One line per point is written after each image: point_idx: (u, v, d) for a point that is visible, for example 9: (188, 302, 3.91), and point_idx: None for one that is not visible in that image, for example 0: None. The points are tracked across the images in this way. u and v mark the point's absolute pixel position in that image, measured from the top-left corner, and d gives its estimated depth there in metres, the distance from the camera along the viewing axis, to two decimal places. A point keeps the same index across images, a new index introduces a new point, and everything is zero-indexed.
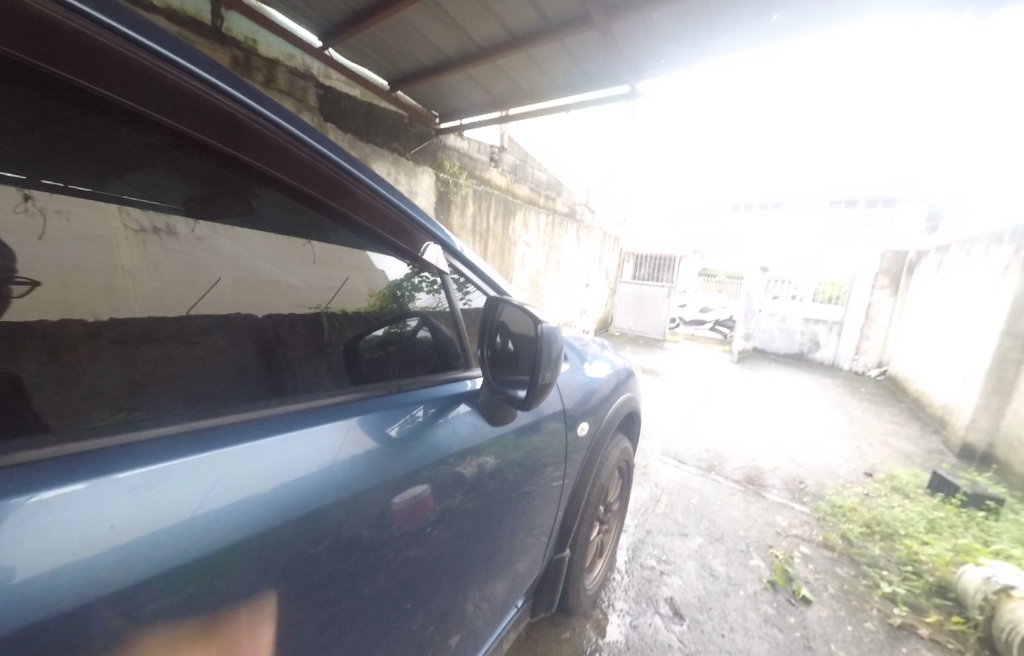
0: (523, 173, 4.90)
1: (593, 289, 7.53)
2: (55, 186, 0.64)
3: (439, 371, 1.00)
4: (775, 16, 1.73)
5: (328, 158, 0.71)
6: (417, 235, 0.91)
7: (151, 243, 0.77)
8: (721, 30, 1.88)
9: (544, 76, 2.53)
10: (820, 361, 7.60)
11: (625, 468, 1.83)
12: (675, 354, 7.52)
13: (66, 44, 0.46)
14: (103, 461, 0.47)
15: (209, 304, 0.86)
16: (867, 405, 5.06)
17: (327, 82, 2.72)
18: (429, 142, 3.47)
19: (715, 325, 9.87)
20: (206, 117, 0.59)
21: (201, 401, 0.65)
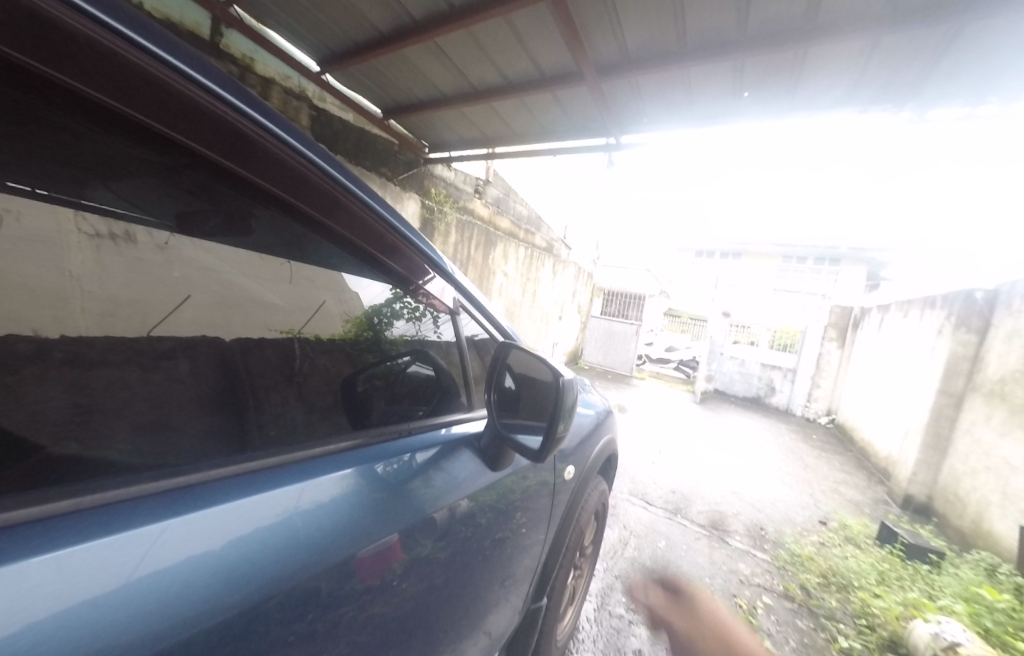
0: (506, 206, 5.05)
1: (566, 321, 7.70)
2: (23, 190, 0.55)
3: (435, 411, 1.03)
4: (747, 93, 1.91)
5: (330, 172, 0.72)
6: (417, 262, 0.96)
7: (107, 251, 0.65)
8: (700, 101, 2.05)
9: (534, 121, 2.66)
10: (776, 406, 8.02)
11: (602, 511, 1.81)
12: (641, 392, 7.72)
13: (78, 49, 0.45)
14: (24, 539, 0.40)
15: (174, 323, 0.74)
16: (819, 452, 5.34)
17: (321, 106, 2.78)
18: (416, 170, 3.54)
19: (679, 364, 10.26)
20: (211, 131, 0.59)
21: (155, 453, 0.59)
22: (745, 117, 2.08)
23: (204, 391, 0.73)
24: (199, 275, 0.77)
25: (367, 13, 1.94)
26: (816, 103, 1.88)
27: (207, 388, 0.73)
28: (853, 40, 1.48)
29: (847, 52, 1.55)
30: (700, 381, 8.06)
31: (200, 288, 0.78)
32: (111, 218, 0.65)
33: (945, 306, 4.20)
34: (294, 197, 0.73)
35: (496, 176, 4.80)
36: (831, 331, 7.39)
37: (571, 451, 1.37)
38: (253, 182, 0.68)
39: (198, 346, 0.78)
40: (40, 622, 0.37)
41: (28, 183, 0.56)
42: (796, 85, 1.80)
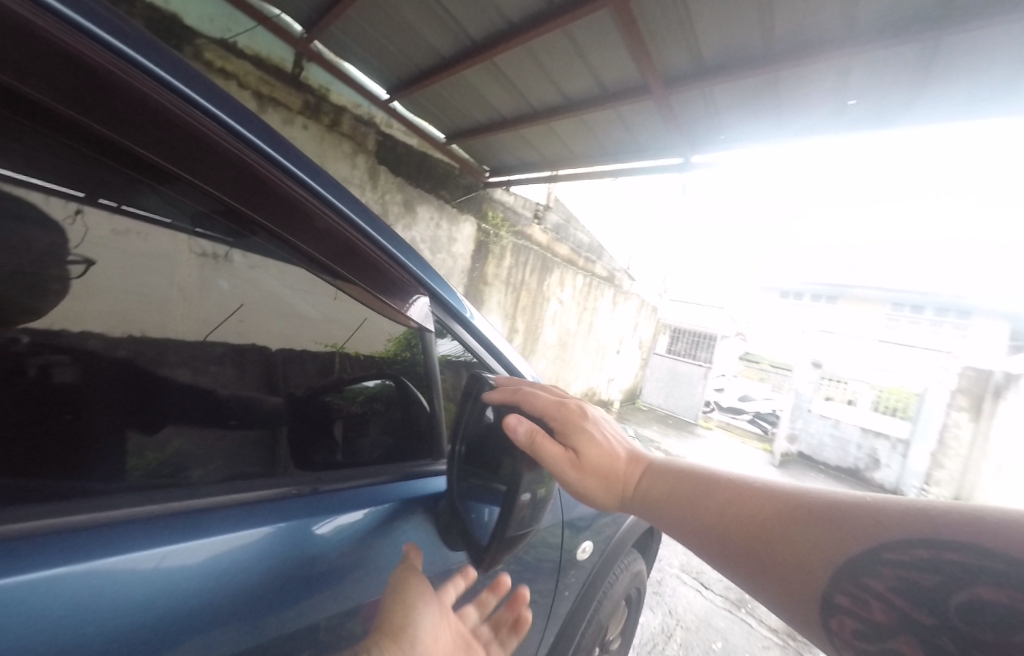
0: (566, 233, 5.00)
1: (624, 356, 7.31)
2: (111, 206, 0.61)
3: (401, 455, 0.88)
4: (852, 99, 1.66)
5: (347, 218, 0.66)
6: (412, 289, 0.78)
7: (207, 269, 0.71)
8: (790, 112, 1.84)
9: (596, 142, 2.63)
10: (880, 484, 6.71)
11: (636, 596, 1.57)
12: (707, 444, 6.95)
13: (104, 92, 0.44)
14: (99, 541, 0.43)
15: (234, 329, 0.82)
16: None
17: (388, 131, 3.03)
18: (475, 193, 3.69)
19: (755, 418, 9.14)
20: (225, 172, 0.56)
21: (190, 458, 0.64)
22: (850, 129, 1.82)
23: (235, 386, 0.80)
24: (253, 288, 0.78)
25: (428, 38, 2.12)
26: (935, 104, 1.57)
27: (245, 385, 0.81)
28: (1003, 27, 1.20)
29: (991, 41, 1.27)
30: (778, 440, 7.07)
31: (255, 298, 0.80)
32: (215, 242, 0.68)
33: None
34: (307, 244, 0.67)
35: (558, 203, 4.81)
36: (963, 398, 6.15)
37: (593, 523, 1.18)
38: (267, 227, 0.64)
39: (246, 355, 0.83)
40: (107, 604, 0.41)
41: (115, 202, 0.60)
42: (913, 89, 1.53)
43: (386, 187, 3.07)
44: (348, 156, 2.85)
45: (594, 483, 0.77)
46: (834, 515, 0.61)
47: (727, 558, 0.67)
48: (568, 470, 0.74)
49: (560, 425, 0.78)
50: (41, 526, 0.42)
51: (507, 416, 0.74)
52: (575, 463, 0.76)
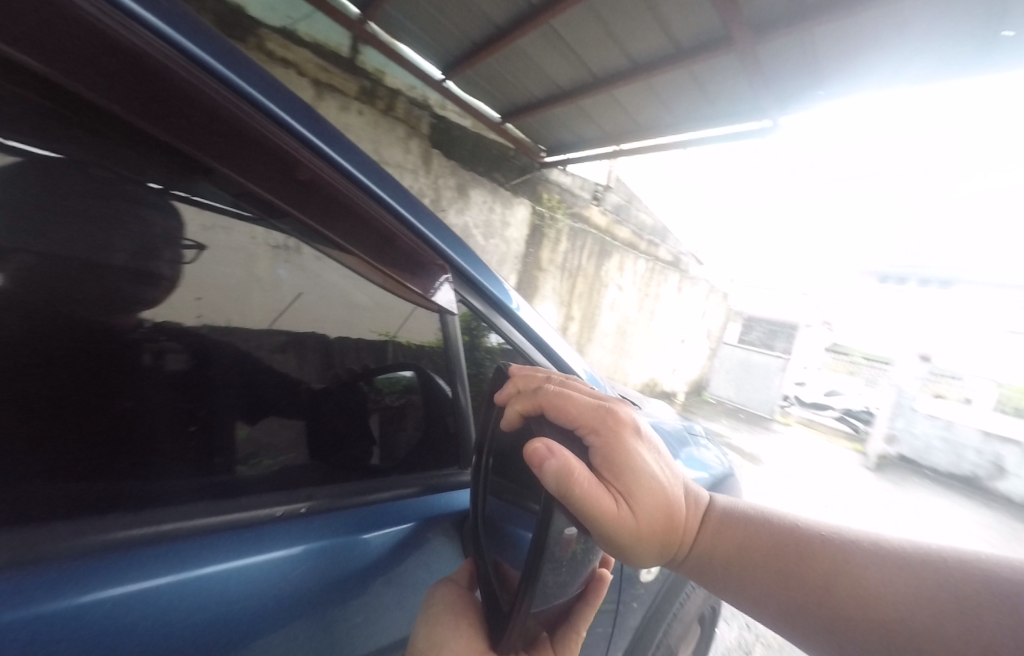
0: (627, 214, 4.73)
1: (690, 346, 6.87)
2: (186, 198, 0.57)
3: (426, 453, 0.89)
4: (1006, 32, 1.31)
5: (375, 195, 0.67)
6: (443, 271, 0.78)
7: (282, 264, 0.67)
8: (916, 51, 1.50)
9: (665, 111, 2.42)
10: (1003, 493, 6.01)
11: (709, 616, 1.46)
12: (784, 440, 6.36)
13: (163, 88, 0.47)
14: (164, 557, 0.48)
15: (297, 317, 0.74)
16: None
17: (442, 113, 3.06)
18: (530, 174, 3.62)
19: (843, 417, 8.18)
20: (265, 163, 0.57)
21: (262, 444, 0.68)
22: (1012, 61, 1.42)
23: (297, 368, 0.76)
24: (313, 280, 0.72)
25: (485, 7, 2.06)
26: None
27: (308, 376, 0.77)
28: None
29: None
30: (874, 443, 6.26)
31: (313, 289, 0.74)
32: (282, 231, 0.65)
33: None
34: (342, 236, 0.67)
35: (619, 182, 4.56)
36: None
37: None
38: (302, 219, 0.64)
39: (307, 344, 0.77)
40: (165, 623, 0.45)
41: (187, 193, 0.57)
42: None
43: (440, 171, 3.11)
44: (402, 140, 2.93)
45: (651, 543, 0.52)
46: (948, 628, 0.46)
47: (828, 634, 0.51)
48: (622, 531, 0.48)
49: (613, 457, 0.50)
50: (121, 537, 0.47)
51: (530, 444, 0.45)
52: (632, 518, 0.49)
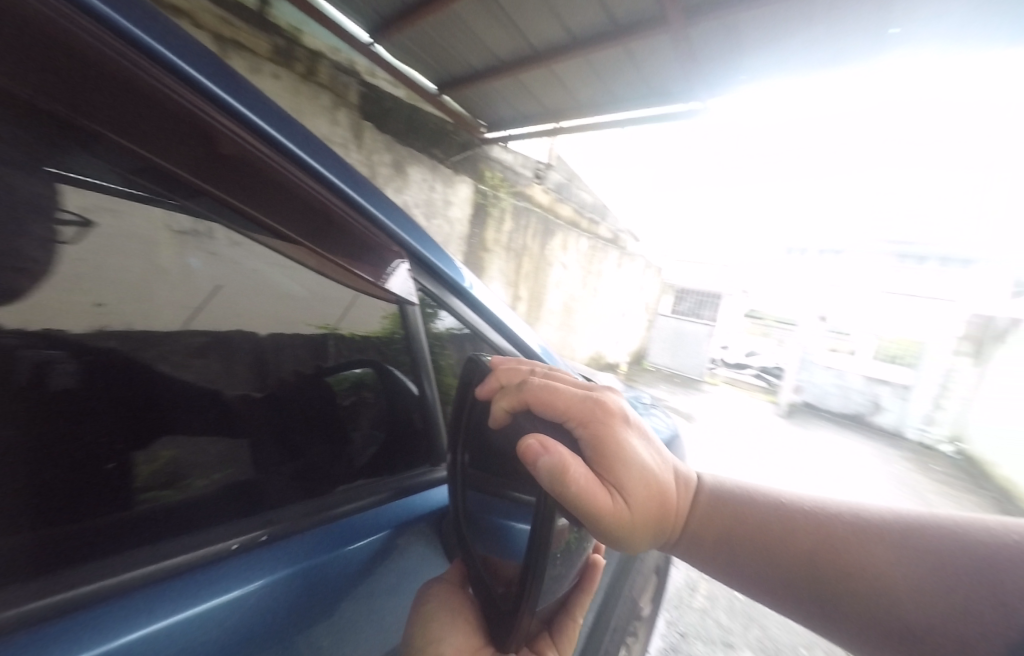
0: (569, 192, 4.80)
1: (630, 318, 7.28)
2: (69, 177, 0.49)
3: (395, 450, 0.94)
4: (894, 29, 1.47)
5: (309, 168, 0.60)
6: (398, 258, 0.74)
7: (191, 249, 0.61)
8: (824, 40, 1.62)
9: (603, 89, 2.45)
10: (879, 425, 7.32)
11: (663, 565, 1.61)
12: (713, 399, 7.09)
13: (22, 36, 0.37)
14: (129, 611, 0.47)
15: (215, 316, 0.70)
16: (941, 492, 4.85)
17: (371, 81, 2.83)
18: (471, 151, 3.50)
19: (760, 374, 9.30)
20: (171, 134, 0.48)
21: (188, 463, 0.64)
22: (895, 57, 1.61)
23: (232, 372, 0.74)
24: (234, 271, 0.68)
25: None
26: (1009, 20, 1.31)
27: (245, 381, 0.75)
28: None
29: None
30: (785, 395, 7.22)
31: (234, 281, 0.69)
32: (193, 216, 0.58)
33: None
34: (274, 219, 0.60)
35: (560, 161, 4.60)
36: (965, 344, 6.66)
37: None
38: (222, 200, 0.56)
39: (233, 344, 0.75)
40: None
41: (68, 170, 0.49)
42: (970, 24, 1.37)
43: (373, 146, 2.90)
44: (328, 110, 2.66)
45: (647, 529, 0.56)
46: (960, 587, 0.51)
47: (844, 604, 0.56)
48: (620, 522, 0.51)
49: (607, 451, 0.53)
50: (75, 597, 0.45)
51: (525, 442, 0.50)
52: (627, 508, 0.53)
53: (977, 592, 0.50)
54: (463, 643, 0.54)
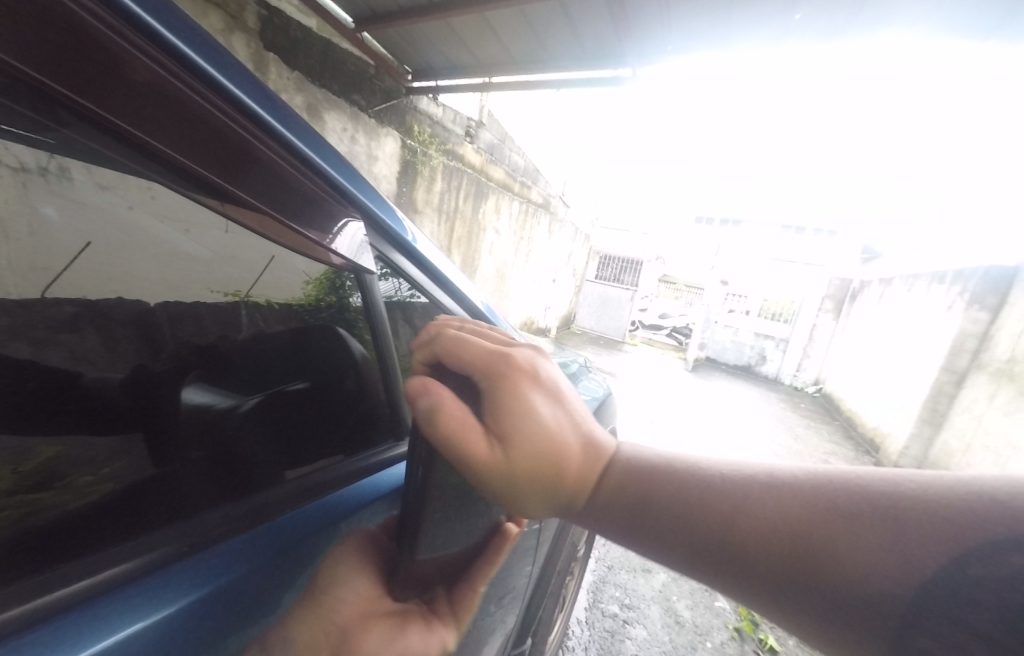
0: (500, 153, 4.67)
1: (560, 284, 7.55)
2: None
3: (358, 429, 1.01)
4: (796, 15, 1.62)
5: (220, 88, 0.57)
6: (339, 211, 0.78)
7: (38, 189, 0.52)
8: (739, 21, 1.75)
9: (537, 45, 2.38)
10: (765, 374, 8.72)
11: None
12: (634, 359, 7.79)
13: None
14: (105, 618, 0.49)
15: (80, 280, 0.60)
16: (808, 426, 6.05)
17: (275, 4, 2.39)
18: (396, 101, 3.21)
19: (672, 333, 10.39)
20: (70, 55, 0.45)
21: (75, 458, 0.60)
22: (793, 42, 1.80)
23: (124, 361, 0.67)
24: (108, 221, 0.60)
25: None
26: (887, 15, 1.51)
27: (137, 365, 0.69)
28: None
29: None
30: (693, 352, 8.19)
31: (109, 235, 0.60)
32: (35, 147, 0.51)
33: (994, 302, 4.27)
34: (188, 157, 0.58)
35: (490, 118, 4.43)
36: (830, 303, 8.05)
37: None
38: (128, 133, 0.53)
39: (113, 316, 0.65)
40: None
41: None
42: (850, 16, 1.56)
43: (281, 84, 2.48)
44: (220, 34, 2.19)
45: (538, 492, 0.61)
46: (789, 518, 0.54)
47: (697, 552, 0.59)
48: (493, 472, 0.58)
49: (501, 411, 0.59)
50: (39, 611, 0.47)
51: (412, 383, 0.59)
52: (505, 460, 0.59)
53: (792, 525, 0.53)
54: (364, 588, 0.59)
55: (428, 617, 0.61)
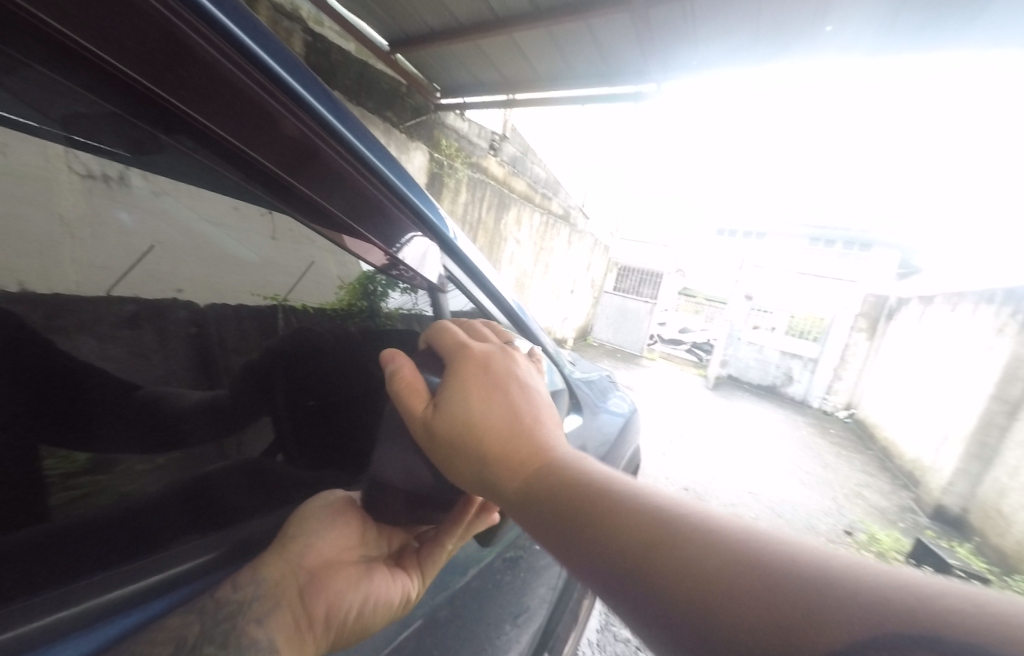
0: (523, 166, 4.76)
1: (578, 296, 7.55)
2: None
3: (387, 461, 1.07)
4: (829, 27, 1.62)
5: (324, 119, 0.66)
6: (406, 224, 0.90)
7: (101, 196, 0.58)
8: (767, 37, 1.77)
9: (562, 63, 2.44)
10: (792, 394, 8.40)
11: None
12: (653, 374, 7.67)
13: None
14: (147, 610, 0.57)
15: (142, 282, 0.64)
16: (838, 453, 5.79)
17: (318, 29, 2.56)
18: (426, 117, 3.34)
19: (692, 348, 10.21)
20: (224, 102, 0.56)
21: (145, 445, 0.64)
22: (820, 57, 1.80)
23: (174, 366, 0.70)
24: (172, 228, 0.66)
25: None
26: (921, 29, 1.50)
27: (186, 369, 0.71)
28: None
29: None
30: (714, 368, 8.00)
31: (171, 239, 0.66)
32: (104, 157, 0.57)
33: None
34: (302, 183, 0.70)
35: (514, 133, 4.54)
36: (862, 322, 7.75)
37: None
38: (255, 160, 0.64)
39: (168, 316, 0.68)
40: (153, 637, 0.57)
41: (30, 120, 0.51)
42: (882, 30, 1.56)
43: None
44: None
45: (459, 460, 0.62)
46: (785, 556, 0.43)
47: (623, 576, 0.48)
48: (424, 423, 0.64)
49: (453, 369, 0.68)
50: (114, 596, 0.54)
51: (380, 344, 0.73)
52: (432, 415, 0.64)
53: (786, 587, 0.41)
54: (337, 538, 0.74)
55: (394, 569, 0.76)
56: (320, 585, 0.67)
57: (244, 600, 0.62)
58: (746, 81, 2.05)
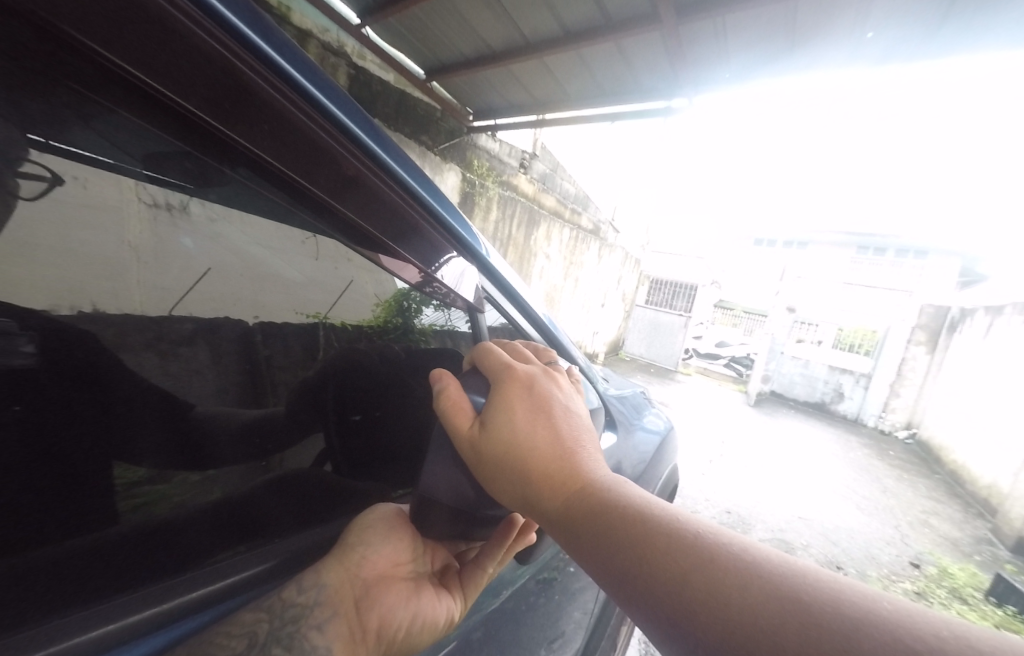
0: (552, 182, 4.83)
1: (609, 309, 7.46)
2: (81, 153, 0.54)
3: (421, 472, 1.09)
4: (869, 32, 1.57)
5: (376, 155, 0.70)
6: (445, 246, 0.93)
7: (163, 223, 0.64)
8: (803, 45, 1.73)
9: (591, 81, 2.48)
10: (843, 412, 7.81)
11: None
12: (689, 389, 7.39)
13: (180, 45, 0.49)
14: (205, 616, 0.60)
15: (199, 302, 0.71)
16: (900, 478, 5.29)
17: (361, 63, 2.76)
18: (458, 139, 3.48)
19: (730, 362, 9.76)
20: (279, 138, 0.63)
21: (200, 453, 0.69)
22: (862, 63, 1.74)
23: (224, 382, 0.75)
24: (228, 252, 0.72)
25: None
26: (972, 27, 1.43)
27: (234, 380, 0.76)
28: None
29: None
30: (755, 384, 7.60)
31: (224, 262, 0.73)
32: (169, 189, 0.64)
33: None
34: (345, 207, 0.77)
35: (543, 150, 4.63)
36: (921, 335, 7.15)
37: None
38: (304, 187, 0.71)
39: (221, 330, 0.75)
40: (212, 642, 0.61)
41: (110, 158, 0.57)
42: (929, 30, 1.49)
43: None
44: None
45: (502, 481, 0.63)
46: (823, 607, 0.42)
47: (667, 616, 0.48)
48: (473, 444, 0.66)
49: (497, 389, 0.69)
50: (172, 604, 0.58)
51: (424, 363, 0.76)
52: (479, 434, 0.66)
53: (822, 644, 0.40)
54: (390, 552, 0.75)
55: (440, 589, 0.77)
56: (374, 600, 0.69)
57: (307, 604, 0.64)
58: (782, 89, 2.01)
